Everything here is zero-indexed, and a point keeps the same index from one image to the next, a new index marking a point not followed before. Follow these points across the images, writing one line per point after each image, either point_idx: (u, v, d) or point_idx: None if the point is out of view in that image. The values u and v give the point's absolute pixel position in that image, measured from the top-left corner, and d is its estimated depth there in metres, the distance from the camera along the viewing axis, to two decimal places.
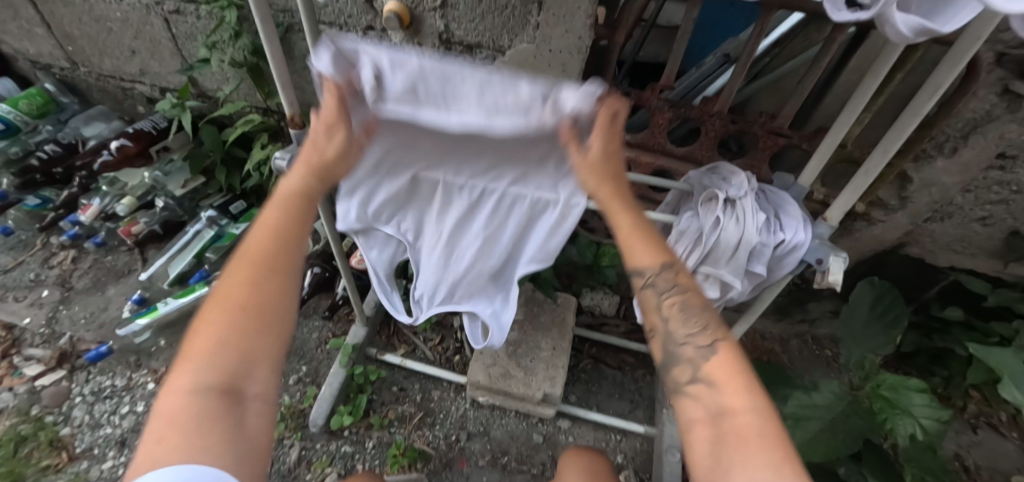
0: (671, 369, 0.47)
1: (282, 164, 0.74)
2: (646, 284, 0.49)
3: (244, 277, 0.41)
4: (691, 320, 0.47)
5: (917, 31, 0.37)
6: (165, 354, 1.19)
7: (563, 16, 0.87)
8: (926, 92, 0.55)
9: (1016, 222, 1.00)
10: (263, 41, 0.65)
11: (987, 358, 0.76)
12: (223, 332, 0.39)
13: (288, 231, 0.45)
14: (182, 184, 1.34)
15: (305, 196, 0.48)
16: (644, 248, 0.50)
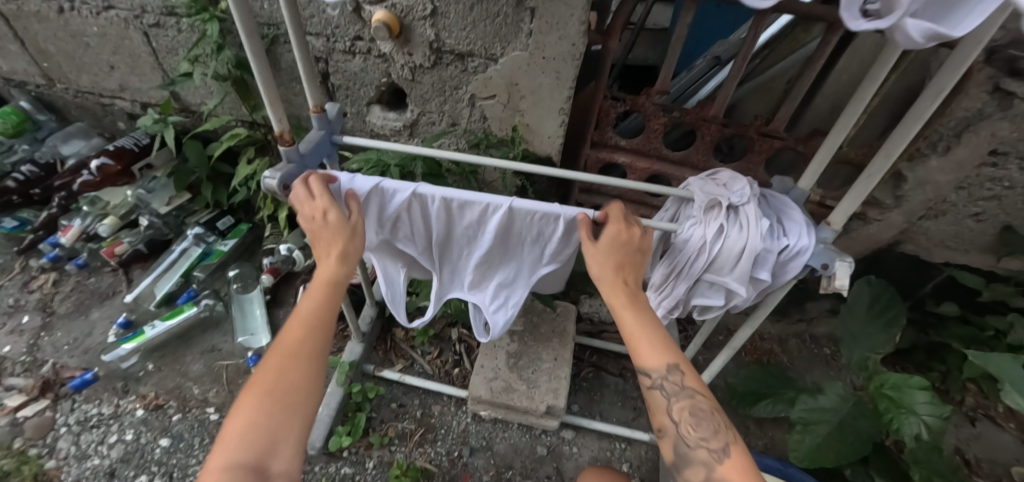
0: (686, 468, 0.56)
1: (272, 182, 0.71)
2: (653, 384, 0.59)
3: (277, 368, 0.52)
4: (702, 425, 0.57)
5: (927, 36, 0.34)
6: (153, 379, 1.15)
7: (556, 23, 0.85)
8: (929, 96, 0.55)
9: (1009, 217, 1.00)
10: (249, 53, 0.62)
11: (986, 363, 0.76)
12: (256, 417, 0.49)
13: (316, 326, 0.56)
14: (166, 201, 1.31)
15: (331, 287, 0.59)
16: (648, 351, 0.59)
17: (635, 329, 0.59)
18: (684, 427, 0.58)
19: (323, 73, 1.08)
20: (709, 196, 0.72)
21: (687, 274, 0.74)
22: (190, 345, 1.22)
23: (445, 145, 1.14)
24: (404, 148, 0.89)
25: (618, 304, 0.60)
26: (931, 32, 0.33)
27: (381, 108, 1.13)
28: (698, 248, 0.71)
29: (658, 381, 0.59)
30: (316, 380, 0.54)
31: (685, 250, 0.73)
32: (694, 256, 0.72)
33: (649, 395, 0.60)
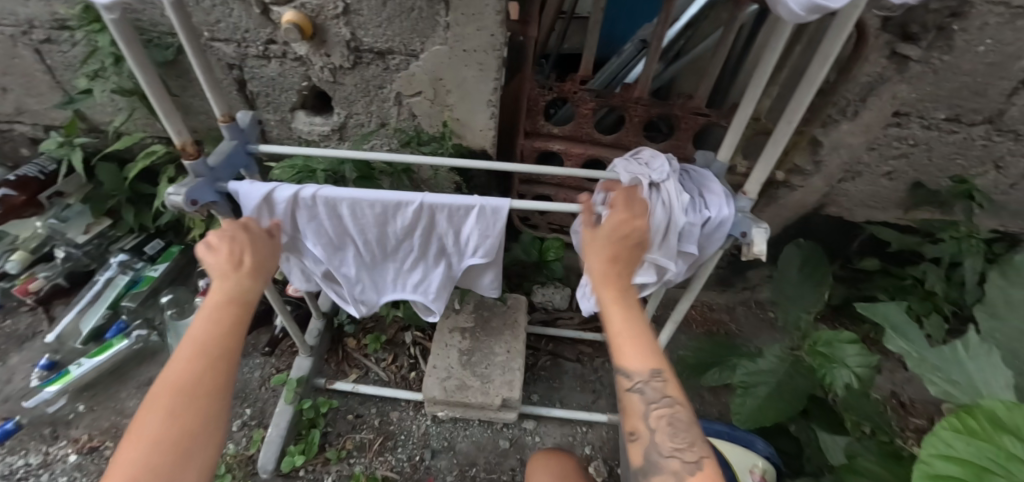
0: (652, 479, 0.46)
1: (178, 199, 0.66)
2: (634, 387, 0.49)
3: (168, 407, 0.43)
4: (679, 435, 0.47)
5: (807, 8, 0.40)
6: (86, 420, 1.08)
7: (472, 15, 0.85)
8: (818, 61, 0.57)
9: (917, 173, 1.08)
10: (124, 53, 0.57)
11: (871, 314, 0.66)
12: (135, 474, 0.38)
13: (219, 356, 0.48)
14: (85, 230, 1.22)
15: (237, 304, 0.53)
16: (635, 343, 0.50)
17: (625, 314, 0.52)
18: (659, 437, 0.48)
19: (238, 81, 1.03)
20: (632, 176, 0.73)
21: None
22: (125, 380, 1.15)
23: (376, 146, 1.11)
24: (327, 153, 0.85)
25: (605, 292, 0.54)
26: (810, 5, 0.39)
27: (307, 113, 1.08)
28: None
29: (638, 381, 0.49)
30: (213, 424, 0.45)
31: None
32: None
33: (627, 397, 0.50)
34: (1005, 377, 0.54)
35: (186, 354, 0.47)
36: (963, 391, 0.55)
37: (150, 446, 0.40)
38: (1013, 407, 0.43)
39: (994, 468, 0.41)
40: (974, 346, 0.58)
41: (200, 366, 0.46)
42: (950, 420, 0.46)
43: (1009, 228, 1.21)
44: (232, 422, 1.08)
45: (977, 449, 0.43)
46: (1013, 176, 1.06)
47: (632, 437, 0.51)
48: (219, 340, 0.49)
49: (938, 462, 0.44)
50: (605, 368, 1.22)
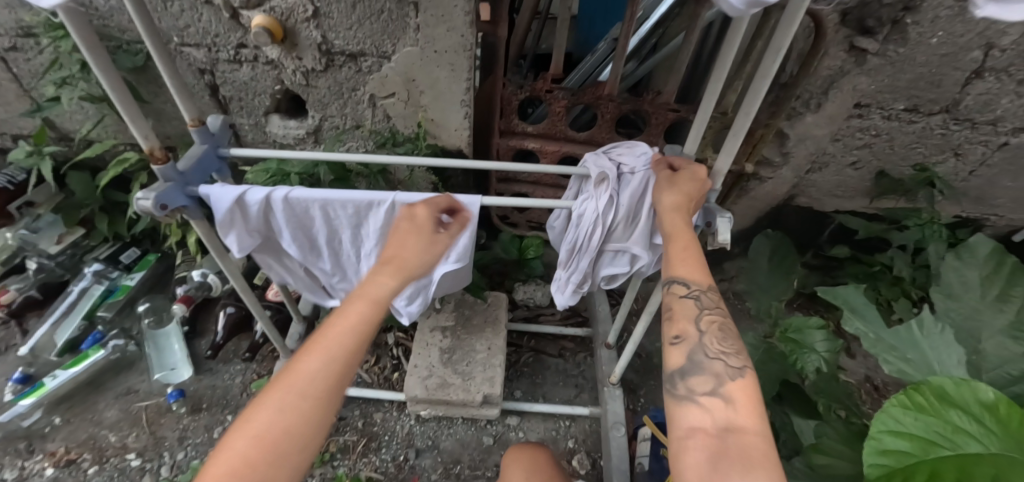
0: (691, 375, 0.50)
1: (147, 204, 0.65)
2: (688, 294, 0.57)
3: (278, 410, 0.40)
4: (727, 341, 0.53)
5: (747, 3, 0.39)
6: (63, 433, 1.06)
7: (441, 16, 0.86)
8: (771, 54, 0.57)
9: (880, 163, 1.12)
10: (86, 57, 0.56)
11: (831, 297, 0.67)
12: (249, 458, 0.37)
13: (350, 352, 0.46)
14: (57, 240, 1.21)
15: (382, 301, 0.51)
16: (693, 267, 0.59)
17: (689, 245, 0.61)
18: (708, 340, 0.54)
19: (210, 86, 1.03)
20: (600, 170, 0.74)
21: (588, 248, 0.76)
22: (102, 391, 1.13)
23: (352, 148, 1.12)
24: (302, 156, 0.86)
25: (677, 218, 0.63)
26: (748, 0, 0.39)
27: (281, 117, 1.09)
28: (593, 221, 0.73)
29: (695, 291, 0.57)
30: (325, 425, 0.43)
31: (592, 224, 0.73)
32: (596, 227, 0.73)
33: (681, 303, 0.56)
34: (958, 354, 0.57)
35: (319, 350, 0.45)
36: (918, 369, 0.58)
37: (251, 446, 0.38)
38: (962, 384, 0.45)
39: (944, 442, 0.44)
40: (928, 324, 0.60)
41: (326, 365, 0.44)
42: (898, 396, 0.47)
43: (971, 214, 1.25)
44: (213, 429, 1.08)
45: (926, 424, 0.45)
46: (971, 163, 1.10)
47: (676, 340, 0.55)
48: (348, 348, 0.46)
49: (887, 438, 0.46)
50: (587, 362, 1.24)
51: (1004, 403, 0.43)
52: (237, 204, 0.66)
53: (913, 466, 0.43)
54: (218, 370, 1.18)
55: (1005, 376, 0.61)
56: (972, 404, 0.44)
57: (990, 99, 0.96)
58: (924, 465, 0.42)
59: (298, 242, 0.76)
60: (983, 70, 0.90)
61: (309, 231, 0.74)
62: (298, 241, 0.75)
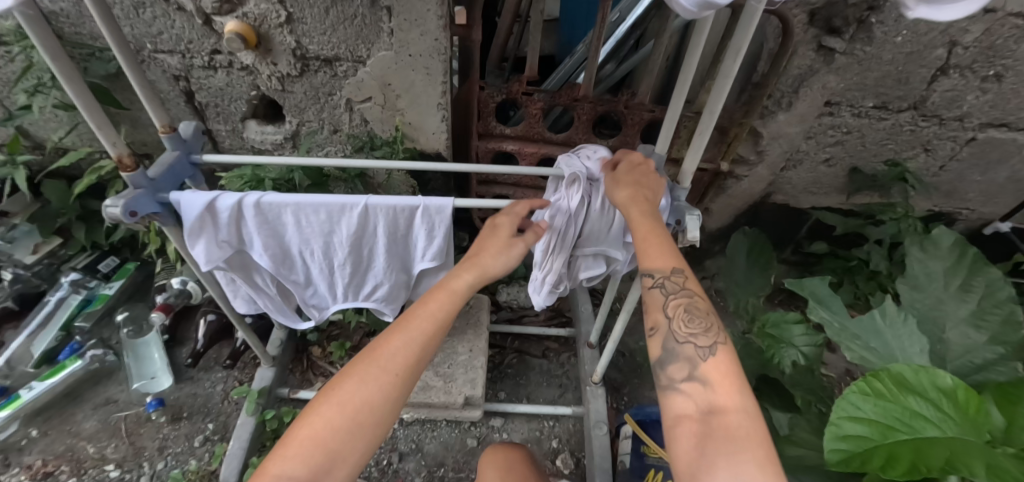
0: (668, 365, 0.52)
1: (116, 212, 0.64)
2: (654, 284, 0.56)
3: (369, 386, 0.51)
4: (694, 322, 0.54)
5: (699, 4, 0.32)
6: (40, 445, 1.05)
7: (414, 20, 0.86)
8: (731, 54, 0.56)
9: (853, 160, 1.14)
10: (50, 64, 0.55)
11: (797, 288, 0.67)
12: (352, 401, 0.50)
13: (428, 337, 0.56)
14: (33, 250, 1.20)
15: (457, 294, 0.60)
16: (657, 254, 0.57)
17: (650, 234, 0.58)
18: (677, 325, 0.55)
19: (186, 92, 1.03)
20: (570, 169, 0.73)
21: (562, 248, 0.75)
22: (80, 402, 1.12)
23: (330, 152, 1.12)
24: (277, 161, 0.86)
25: (635, 211, 0.60)
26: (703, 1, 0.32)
27: (258, 123, 1.09)
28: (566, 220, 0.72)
29: (659, 279, 0.56)
30: (408, 389, 0.54)
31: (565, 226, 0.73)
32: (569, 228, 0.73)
33: (648, 294, 0.57)
34: (920, 343, 0.59)
35: (405, 331, 0.55)
36: (883, 359, 0.59)
37: (350, 398, 0.50)
38: (922, 371, 0.47)
39: (900, 426, 0.46)
40: (891, 314, 0.61)
41: (410, 344, 0.55)
42: (860, 384, 0.48)
43: (943, 208, 1.28)
44: (194, 437, 1.07)
45: (882, 409, 0.47)
46: (941, 158, 1.12)
47: (651, 332, 0.57)
48: (426, 344, 0.56)
49: (847, 424, 0.47)
50: (571, 362, 1.24)
51: (959, 389, 0.46)
52: (208, 211, 0.65)
53: (871, 450, 0.45)
54: (199, 378, 1.17)
55: (967, 365, 0.62)
56: (930, 389, 0.46)
57: (956, 96, 0.98)
58: (883, 450, 0.44)
59: (270, 252, 0.75)
60: (948, 68, 0.93)
61: (281, 240, 0.74)
62: (270, 250, 0.75)
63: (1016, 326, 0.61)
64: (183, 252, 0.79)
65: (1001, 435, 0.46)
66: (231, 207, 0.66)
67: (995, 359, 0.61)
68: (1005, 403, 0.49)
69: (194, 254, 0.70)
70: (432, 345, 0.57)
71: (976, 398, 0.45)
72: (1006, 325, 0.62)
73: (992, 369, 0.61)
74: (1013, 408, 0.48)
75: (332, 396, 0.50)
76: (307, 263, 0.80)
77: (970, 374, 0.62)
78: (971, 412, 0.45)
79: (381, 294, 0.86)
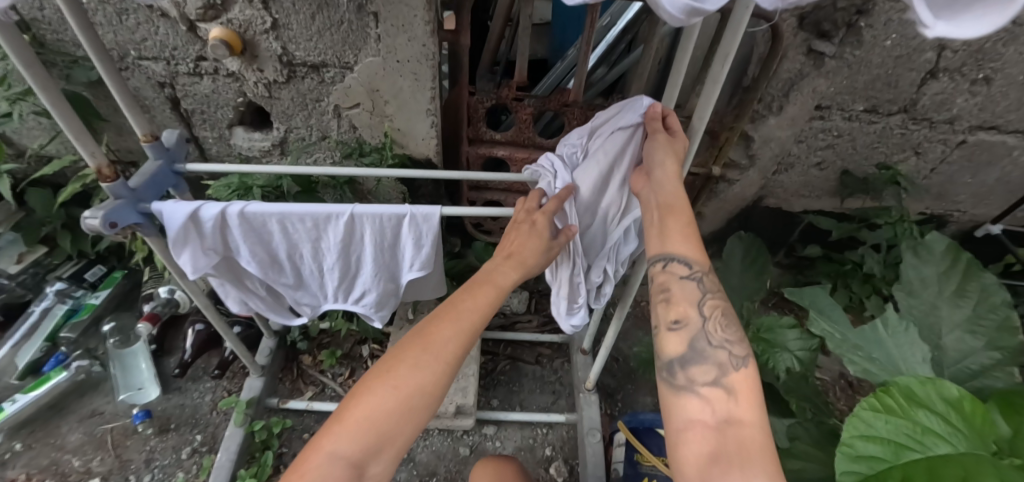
0: (692, 365, 0.49)
1: (94, 223, 0.62)
2: (690, 276, 0.53)
3: (418, 372, 0.50)
4: (730, 328, 0.51)
5: (686, 11, 0.30)
6: (24, 459, 1.03)
7: (401, 26, 0.85)
8: (719, 59, 0.55)
9: (844, 163, 1.14)
10: (23, 73, 0.54)
11: (798, 298, 0.67)
12: (404, 384, 0.49)
13: (475, 328, 0.55)
14: (17, 259, 1.17)
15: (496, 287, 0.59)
16: (691, 243, 0.55)
17: (685, 217, 0.56)
18: (709, 326, 0.51)
19: (171, 99, 1.01)
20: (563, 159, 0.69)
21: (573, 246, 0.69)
22: (64, 415, 1.10)
23: (319, 159, 1.11)
24: (263, 170, 0.85)
25: (671, 189, 0.56)
26: (691, 7, 0.30)
27: (244, 130, 1.07)
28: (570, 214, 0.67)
29: (697, 272, 0.53)
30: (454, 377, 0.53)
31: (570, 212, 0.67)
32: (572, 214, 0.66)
33: (680, 285, 0.53)
34: (920, 351, 0.59)
35: (453, 321, 0.54)
36: (878, 368, 0.59)
37: (402, 380, 0.50)
38: (928, 384, 0.48)
39: (915, 444, 0.46)
40: (894, 324, 0.61)
41: (458, 333, 0.53)
42: (869, 400, 0.48)
43: (935, 210, 1.28)
44: (182, 449, 1.06)
45: (895, 426, 0.47)
46: (931, 161, 1.12)
47: (675, 326, 0.52)
48: (472, 331, 0.55)
49: (859, 443, 0.46)
50: (564, 368, 1.23)
51: (965, 400, 0.47)
52: (191, 221, 0.64)
53: (885, 470, 0.44)
54: (186, 388, 1.15)
55: (962, 372, 0.62)
56: (939, 402, 0.47)
57: (946, 99, 0.98)
58: (898, 468, 0.43)
59: (258, 258, 0.74)
60: (938, 71, 0.93)
61: (268, 246, 0.73)
62: (257, 256, 0.73)
63: (1013, 332, 0.61)
64: (166, 263, 0.77)
65: (1007, 445, 0.46)
66: (214, 217, 0.64)
67: (991, 365, 0.61)
68: (1008, 411, 0.49)
69: (181, 261, 0.69)
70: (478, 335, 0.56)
71: (981, 408, 0.46)
72: (1001, 331, 0.61)
73: (990, 375, 0.61)
74: (1018, 418, 0.48)
75: (380, 379, 0.50)
76: (299, 268, 0.79)
77: (967, 380, 0.62)
78: (978, 423, 0.46)
79: (370, 303, 0.85)
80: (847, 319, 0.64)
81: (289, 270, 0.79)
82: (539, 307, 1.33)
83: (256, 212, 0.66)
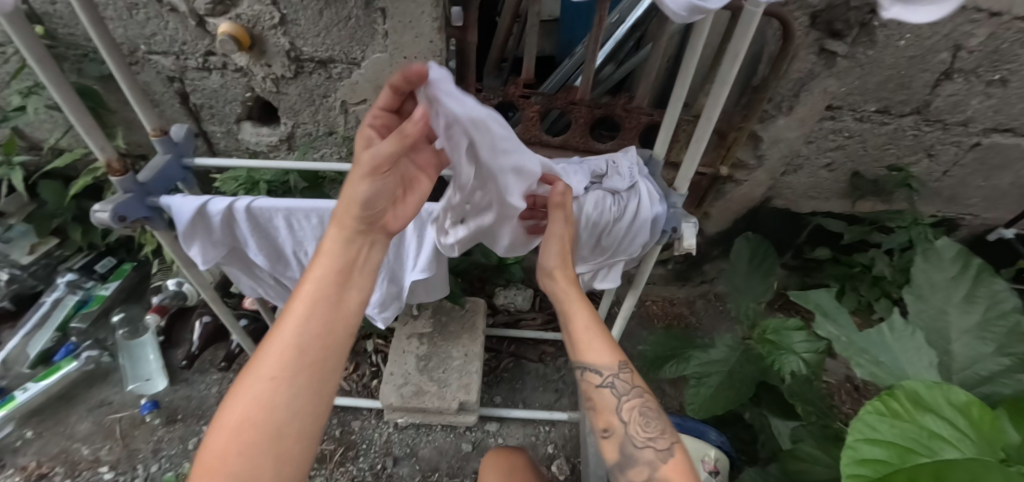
0: (629, 469, 0.57)
1: (104, 216, 0.63)
2: (604, 383, 0.61)
3: (262, 386, 0.46)
4: (651, 425, 0.58)
5: (689, 8, 0.29)
6: (34, 446, 1.05)
7: (408, 22, 0.85)
8: (729, 59, 0.54)
9: (854, 164, 1.12)
10: (33, 67, 0.54)
11: (803, 302, 0.68)
12: (252, 406, 0.45)
13: (319, 314, 0.50)
14: (29, 250, 1.20)
15: (333, 261, 0.53)
16: (599, 350, 0.63)
17: (594, 331, 0.65)
18: (631, 428, 0.59)
19: (180, 93, 1.02)
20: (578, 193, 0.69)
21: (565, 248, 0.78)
22: (74, 404, 1.12)
23: (326, 155, 1.11)
24: (272, 165, 0.86)
25: (576, 309, 0.66)
26: (694, 5, 0.29)
27: (253, 124, 1.08)
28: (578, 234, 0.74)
29: (609, 378, 0.61)
30: (318, 373, 0.49)
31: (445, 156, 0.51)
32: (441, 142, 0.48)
33: (599, 393, 0.62)
34: (927, 357, 0.58)
35: (293, 319, 0.50)
36: (889, 373, 0.58)
37: (252, 401, 0.45)
38: (935, 387, 0.47)
39: (922, 449, 0.45)
40: (898, 327, 0.60)
41: (303, 327, 0.49)
42: (875, 403, 0.48)
43: (947, 213, 1.26)
44: (188, 439, 1.07)
45: (901, 430, 0.46)
46: (944, 163, 1.11)
47: (604, 434, 0.61)
48: (315, 326, 0.50)
49: (864, 446, 0.46)
50: (567, 367, 1.24)
51: (973, 405, 0.46)
52: (198, 215, 0.64)
53: (892, 473, 0.43)
54: (192, 380, 1.17)
55: (970, 379, 0.62)
56: (945, 407, 0.47)
57: (960, 100, 0.96)
58: (904, 472, 0.43)
59: (265, 251, 0.74)
60: (952, 72, 0.91)
61: (275, 241, 0.73)
62: (265, 250, 0.74)
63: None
64: (174, 256, 0.78)
65: (1014, 453, 0.46)
66: (222, 212, 0.65)
67: (1000, 371, 0.60)
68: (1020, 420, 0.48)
69: (189, 252, 0.70)
70: (327, 319, 0.51)
71: (988, 413, 0.46)
72: (1012, 336, 0.61)
73: (997, 381, 0.60)
74: None
75: (230, 408, 0.45)
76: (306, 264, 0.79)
77: (976, 386, 0.62)
78: (984, 429, 0.45)
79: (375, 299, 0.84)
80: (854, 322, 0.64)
81: (296, 265, 0.79)
82: (544, 305, 1.33)
83: (267, 206, 0.67)
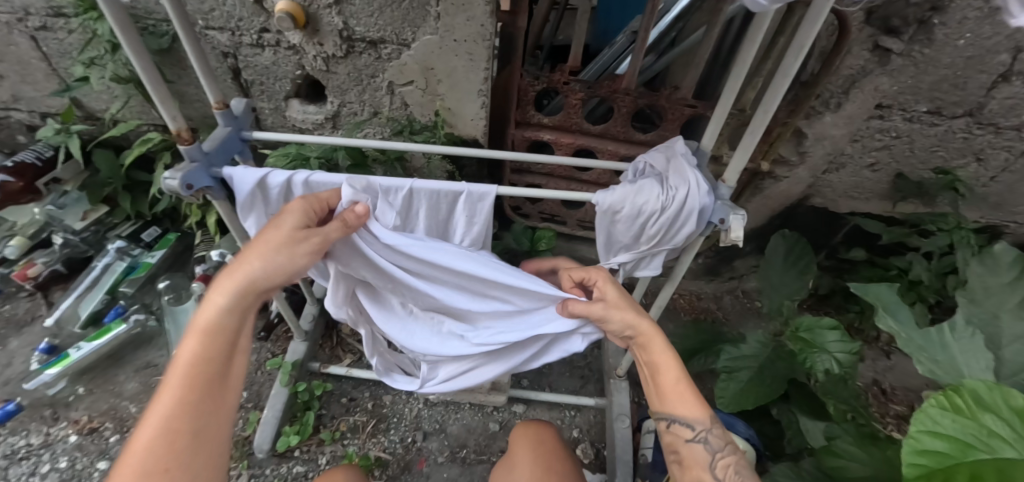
0: None
1: (173, 184, 0.65)
2: (696, 437, 0.57)
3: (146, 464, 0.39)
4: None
5: None
6: (86, 402, 1.10)
7: (460, 5, 0.86)
8: (792, 53, 0.54)
9: (899, 165, 1.11)
10: (118, 36, 0.56)
11: (863, 293, 0.67)
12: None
13: (210, 383, 0.46)
14: (82, 216, 1.24)
15: (224, 325, 0.50)
16: (690, 404, 0.59)
17: (681, 379, 0.60)
18: None
19: (233, 69, 1.05)
20: (638, 204, 0.69)
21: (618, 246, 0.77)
22: (122, 365, 1.18)
23: (369, 135, 1.13)
24: (320, 142, 0.87)
25: (656, 354, 0.62)
26: None
27: (301, 102, 1.11)
28: (632, 234, 0.74)
29: (701, 433, 0.57)
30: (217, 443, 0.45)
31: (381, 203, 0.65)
32: (375, 251, 0.68)
33: (690, 448, 0.58)
34: (985, 360, 0.59)
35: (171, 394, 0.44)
36: (947, 372, 0.59)
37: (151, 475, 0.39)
38: (995, 388, 0.48)
39: (980, 445, 0.46)
40: (959, 329, 0.61)
41: (190, 401, 0.44)
42: (937, 398, 0.50)
43: (991, 220, 1.23)
44: None
45: (962, 426, 0.47)
46: (993, 168, 1.08)
47: None
48: (205, 405, 0.45)
49: (926, 438, 0.48)
50: (593, 355, 1.26)
51: None
52: (257, 187, 0.66)
53: (951, 466, 0.45)
54: None
55: (1020, 383, 0.61)
56: (1005, 408, 0.47)
57: (1016, 104, 0.93)
58: (963, 466, 0.44)
59: None
60: (1010, 75, 0.88)
61: None
62: None
63: None
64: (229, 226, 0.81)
65: None
66: (282, 184, 0.66)
67: None
68: None
69: (245, 223, 0.72)
70: (221, 388, 0.47)
71: None
72: None
73: None
74: None
75: None
76: None
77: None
78: None
79: None
80: (914, 319, 0.64)
81: None
82: None
83: (319, 181, 0.68)
